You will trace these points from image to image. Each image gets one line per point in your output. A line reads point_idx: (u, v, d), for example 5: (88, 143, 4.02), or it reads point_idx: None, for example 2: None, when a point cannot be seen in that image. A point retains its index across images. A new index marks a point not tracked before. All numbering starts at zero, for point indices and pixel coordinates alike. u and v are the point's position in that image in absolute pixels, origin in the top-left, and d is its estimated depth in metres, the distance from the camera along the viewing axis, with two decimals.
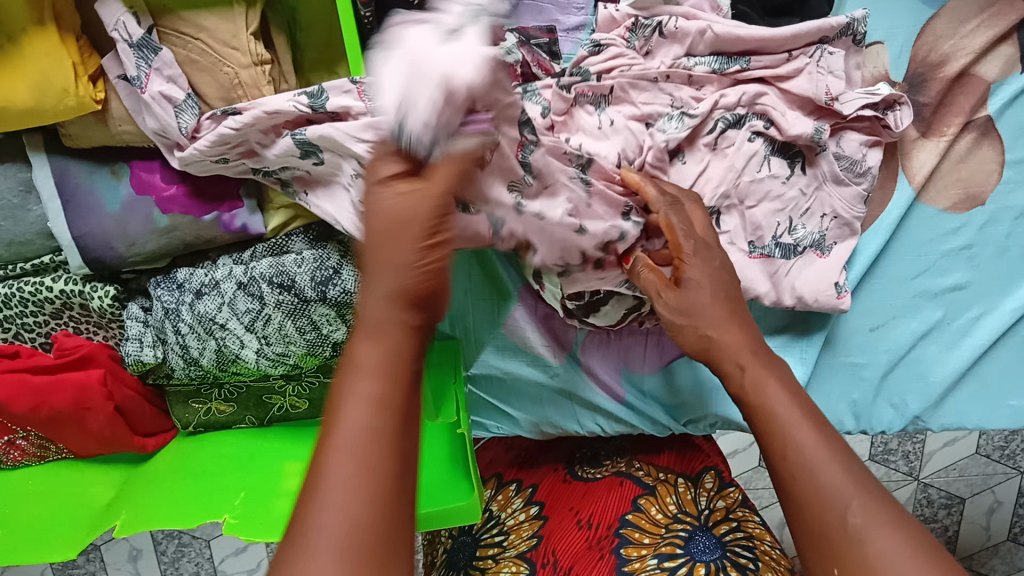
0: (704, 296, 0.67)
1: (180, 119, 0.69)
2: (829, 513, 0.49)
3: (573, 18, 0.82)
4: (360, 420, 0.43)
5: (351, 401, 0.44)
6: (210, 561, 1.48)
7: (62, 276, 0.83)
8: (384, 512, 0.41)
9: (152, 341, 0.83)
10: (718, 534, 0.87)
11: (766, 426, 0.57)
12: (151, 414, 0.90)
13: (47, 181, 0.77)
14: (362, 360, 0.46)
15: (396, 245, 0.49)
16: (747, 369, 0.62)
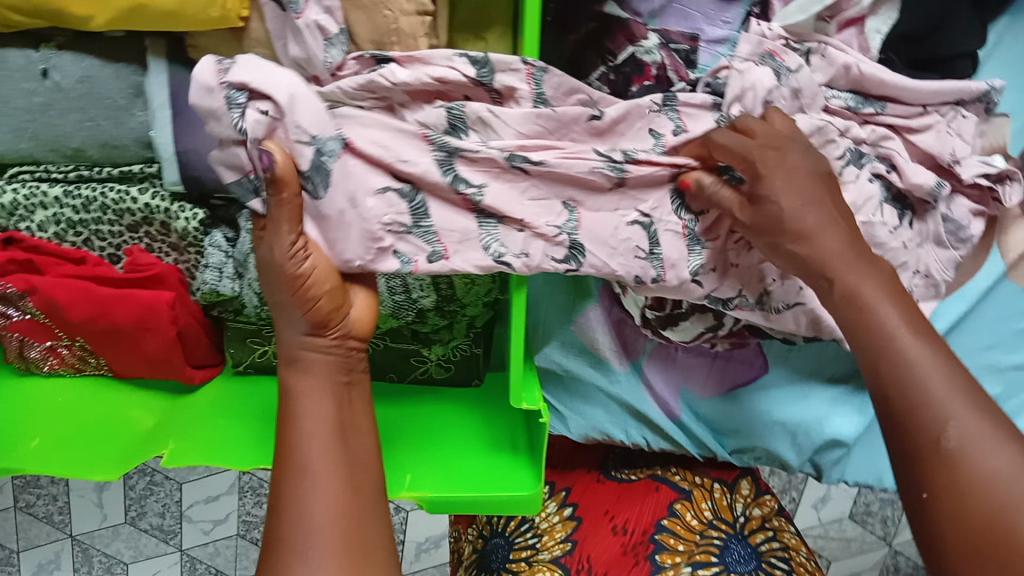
0: (796, 203, 0.68)
1: (328, 54, 0.66)
2: (928, 424, 0.60)
3: (717, 31, 0.80)
4: (312, 430, 0.67)
5: (308, 422, 0.67)
6: (178, 507, 1.41)
7: (149, 189, 0.80)
8: (359, 489, 0.67)
9: (232, 273, 0.81)
10: (753, 543, 0.94)
11: (859, 317, 0.66)
12: (206, 346, 0.88)
13: (162, 88, 0.74)
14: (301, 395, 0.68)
15: (280, 292, 0.66)
16: (836, 282, 0.67)
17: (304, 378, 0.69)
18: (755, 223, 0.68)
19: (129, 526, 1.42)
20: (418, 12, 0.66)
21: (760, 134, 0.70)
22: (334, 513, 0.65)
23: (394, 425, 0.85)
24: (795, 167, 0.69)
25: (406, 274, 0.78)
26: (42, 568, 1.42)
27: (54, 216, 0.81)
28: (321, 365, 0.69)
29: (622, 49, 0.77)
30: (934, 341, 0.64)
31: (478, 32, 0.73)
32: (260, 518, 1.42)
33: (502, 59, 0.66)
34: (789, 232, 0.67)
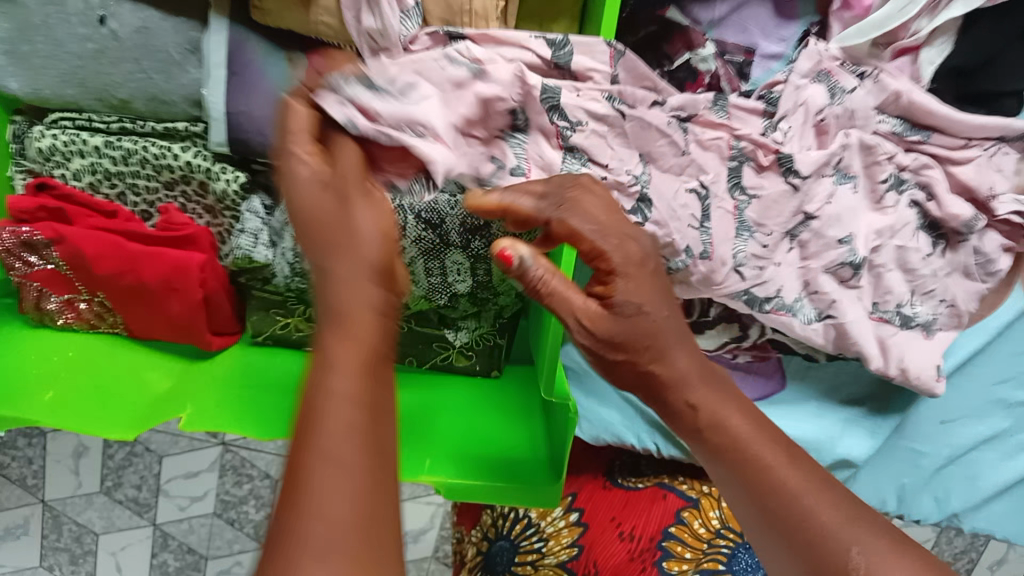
0: (645, 324, 0.58)
1: (404, 25, 0.66)
2: (829, 556, 0.47)
3: (773, 46, 0.81)
4: (345, 406, 0.42)
5: (331, 399, 0.42)
6: (156, 480, 1.28)
7: (192, 148, 0.79)
8: (367, 502, 0.39)
9: (267, 240, 0.79)
10: (759, 553, 0.96)
11: (737, 460, 0.54)
12: (228, 313, 0.86)
13: (220, 47, 0.73)
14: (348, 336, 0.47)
15: (324, 205, 0.54)
16: (697, 407, 0.58)
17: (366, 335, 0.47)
18: (617, 338, 0.58)
19: (103, 496, 1.27)
20: None
21: (614, 260, 0.58)
22: (361, 490, 0.39)
23: (412, 407, 0.85)
24: (654, 270, 0.59)
25: (446, 258, 0.78)
26: (7, 532, 1.26)
27: (92, 165, 0.80)
28: (371, 335, 0.47)
29: (679, 54, 0.79)
30: (823, 483, 0.52)
31: (543, 22, 0.72)
32: (240, 497, 1.29)
33: (582, 42, 0.68)
34: (648, 348, 0.58)
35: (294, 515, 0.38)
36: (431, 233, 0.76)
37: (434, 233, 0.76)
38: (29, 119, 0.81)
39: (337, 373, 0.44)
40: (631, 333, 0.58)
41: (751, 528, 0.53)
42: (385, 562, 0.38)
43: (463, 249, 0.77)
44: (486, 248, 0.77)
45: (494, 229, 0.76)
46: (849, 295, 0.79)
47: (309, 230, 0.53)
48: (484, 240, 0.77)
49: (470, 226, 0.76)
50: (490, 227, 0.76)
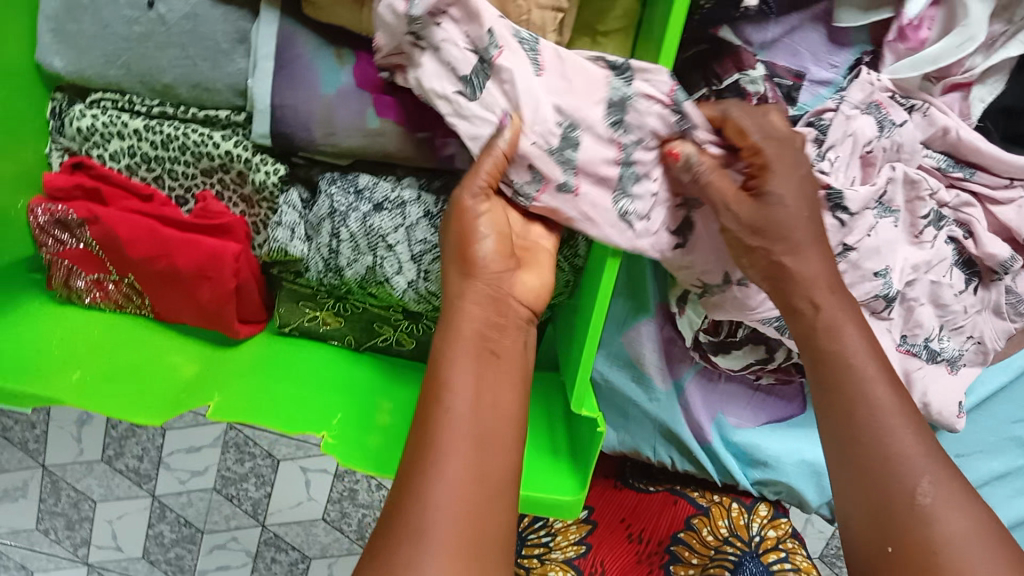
0: (787, 214, 0.65)
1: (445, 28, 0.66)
2: (899, 479, 0.59)
3: (823, 72, 0.81)
4: (460, 418, 0.58)
5: (450, 410, 0.58)
6: (157, 453, 1.25)
7: (233, 137, 0.78)
8: (479, 492, 0.56)
9: (303, 235, 0.79)
10: (766, 563, 0.93)
11: (839, 372, 0.65)
12: (256, 303, 0.86)
13: (270, 38, 0.73)
14: (453, 384, 0.60)
15: (467, 242, 0.66)
16: (819, 309, 0.66)
17: (459, 381, 0.60)
18: (757, 224, 0.65)
19: (103, 465, 1.26)
20: (552, 8, 0.67)
21: (769, 155, 0.65)
22: (463, 477, 0.55)
23: None
24: (802, 176, 0.67)
25: None
26: (6, 493, 1.29)
27: (131, 147, 0.79)
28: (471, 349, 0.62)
29: (728, 74, 0.78)
30: (892, 383, 0.64)
31: (596, 34, 0.73)
32: (240, 475, 1.25)
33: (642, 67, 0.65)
34: (784, 241, 0.65)
35: (416, 516, 0.53)
36: None
37: None
38: (69, 97, 0.80)
39: (435, 486, 0.55)
40: (760, 227, 0.65)
41: (834, 431, 0.64)
42: (486, 542, 0.54)
43: None
44: None
45: None
46: (879, 326, 0.79)
47: (455, 238, 0.66)
48: None
49: None
50: None
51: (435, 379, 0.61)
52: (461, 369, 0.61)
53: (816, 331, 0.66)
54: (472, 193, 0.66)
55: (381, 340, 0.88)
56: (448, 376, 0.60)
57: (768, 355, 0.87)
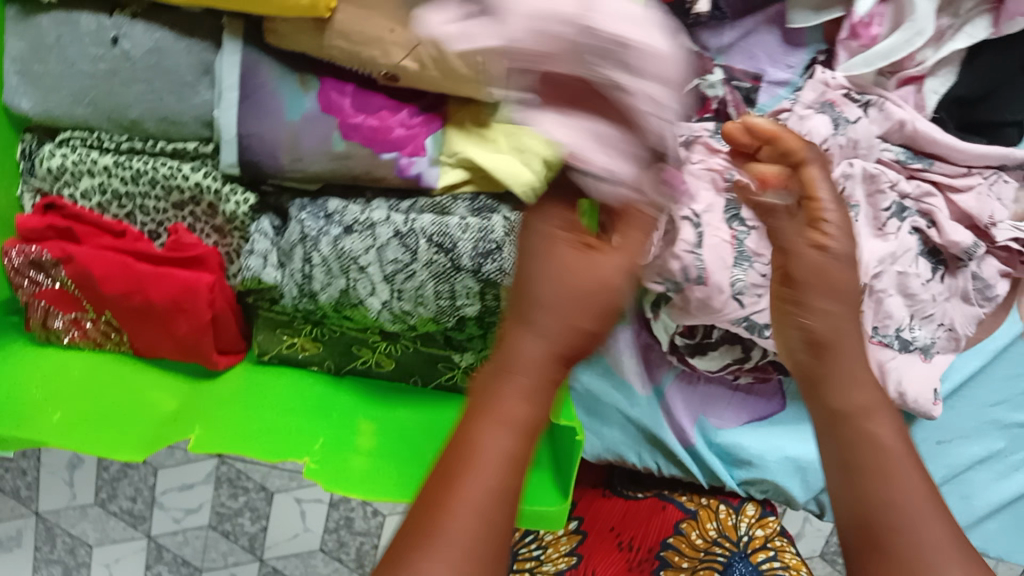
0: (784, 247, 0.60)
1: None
2: None
3: (780, 73, 0.82)
4: (492, 500, 0.43)
5: (477, 477, 0.43)
6: (150, 492, 1.26)
7: (203, 169, 0.79)
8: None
9: (276, 262, 0.80)
10: (755, 562, 0.90)
11: (858, 435, 0.48)
12: (234, 333, 0.87)
13: (234, 68, 0.74)
14: (505, 365, 0.48)
15: (546, 277, 0.51)
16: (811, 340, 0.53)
17: (507, 394, 0.47)
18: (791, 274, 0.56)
19: (97, 507, 1.26)
20: None
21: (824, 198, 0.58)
22: (466, 551, 0.41)
23: (416, 429, 0.86)
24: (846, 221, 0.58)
25: (457, 282, 0.77)
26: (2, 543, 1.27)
27: (102, 184, 0.80)
28: (519, 394, 0.47)
29: (687, 80, 0.80)
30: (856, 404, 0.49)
31: None
32: (235, 510, 1.25)
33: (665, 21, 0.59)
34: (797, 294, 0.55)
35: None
36: (443, 256, 0.76)
37: (446, 257, 0.76)
38: (38, 137, 0.82)
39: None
40: (820, 346, 0.53)
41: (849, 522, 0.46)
42: None
43: (475, 274, 0.76)
44: (498, 272, 0.76)
45: (505, 253, 0.76)
46: None
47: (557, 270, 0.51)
48: (496, 263, 0.76)
49: (482, 249, 0.75)
50: (502, 251, 0.76)
51: (507, 361, 0.49)
52: (513, 385, 0.47)
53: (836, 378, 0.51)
54: (557, 239, 0.53)
55: (360, 363, 0.89)
56: (525, 355, 0.49)
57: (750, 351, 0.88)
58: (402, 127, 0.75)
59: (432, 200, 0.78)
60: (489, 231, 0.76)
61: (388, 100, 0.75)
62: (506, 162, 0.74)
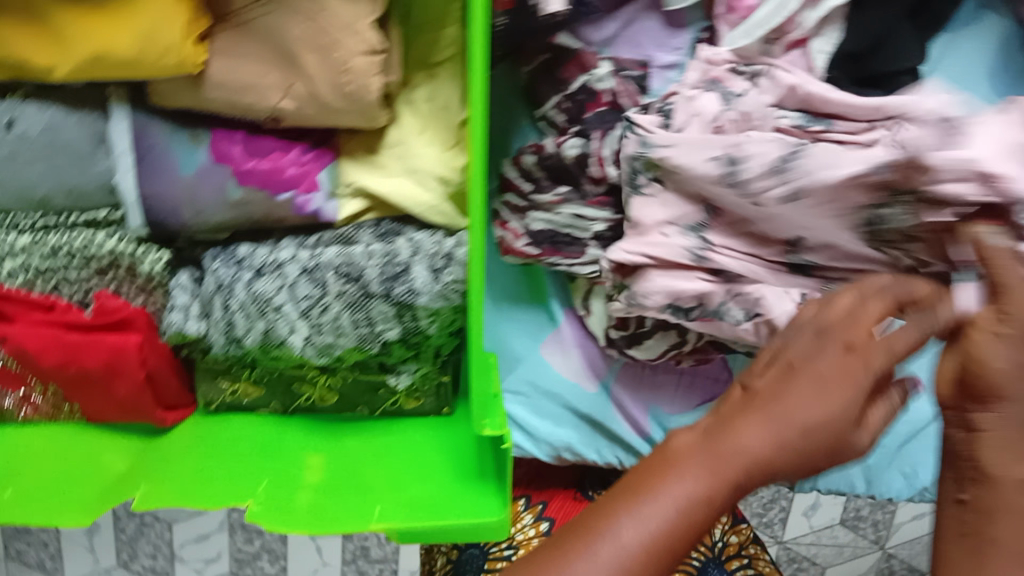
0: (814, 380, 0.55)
1: None
2: None
3: (667, 56, 0.82)
4: (639, 528, 0.49)
5: (632, 515, 0.50)
6: (169, 547, 1.19)
7: (116, 234, 0.81)
8: None
9: (198, 313, 0.82)
10: (728, 569, 0.98)
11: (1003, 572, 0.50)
12: (176, 387, 0.89)
13: (124, 134, 0.75)
14: (677, 456, 0.54)
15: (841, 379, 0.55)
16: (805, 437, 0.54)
17: (669, 480, 0.52)
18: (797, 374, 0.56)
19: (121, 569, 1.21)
20: (370, 52, 0.68)
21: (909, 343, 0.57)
22: None
23: (367, 456, 0.88)
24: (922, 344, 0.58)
25: (371, 308, 0.78)
26: None
27: (23, 264, 0.82)
28: (706, 476, 0.52)
29: (574, 78, 0.80)
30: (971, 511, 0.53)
31: (431, 67, 0.74)
32: (252, 554, 1.20)
33: None
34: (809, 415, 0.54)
35: None
36: (353, 286, 0.77)
37: (355, 286, 0.77)
38: None
39: None
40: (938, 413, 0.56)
41: None
42: None
43: (386, 297, 0.77)
44: (409, 293, 0.77)
45: (413, 273, 0.77)
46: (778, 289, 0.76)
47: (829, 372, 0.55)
48: (405, 285, 0.77)
49: (389, 273, 0.77)
50: (409, 272, 0.77)
51: (724, 452, 0.53)
52: (694, 471, 0.52)
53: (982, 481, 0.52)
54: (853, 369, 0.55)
55: (304, 399, 0.90)
56: (747, 448, 0.53)
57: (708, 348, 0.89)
58: (294, 166, 0.75)
59: (336, 232, 0.79)
60: (393, 255, 0.77)
61: (278, 141, 0.76)
62: (401, 186, 0.76)
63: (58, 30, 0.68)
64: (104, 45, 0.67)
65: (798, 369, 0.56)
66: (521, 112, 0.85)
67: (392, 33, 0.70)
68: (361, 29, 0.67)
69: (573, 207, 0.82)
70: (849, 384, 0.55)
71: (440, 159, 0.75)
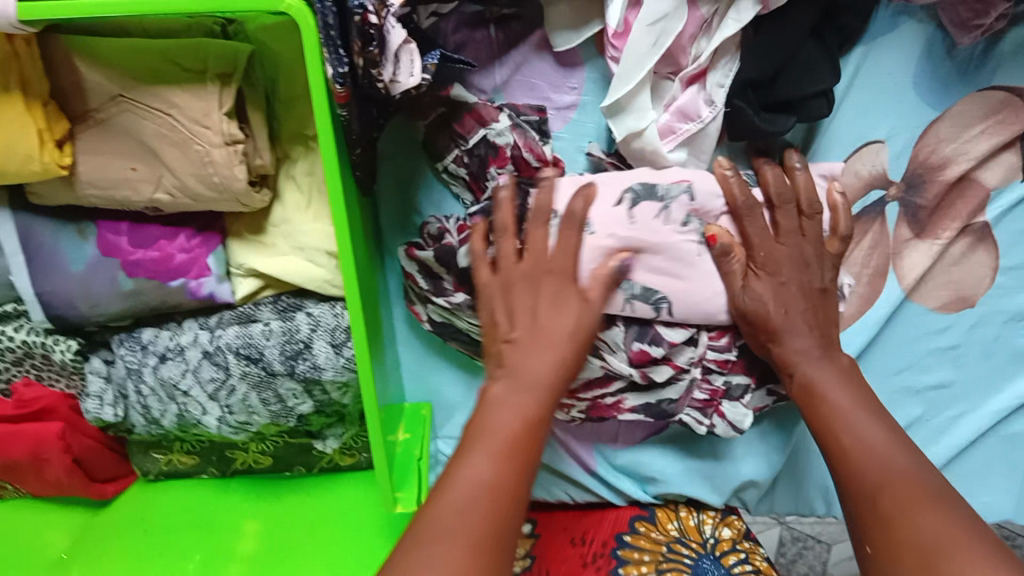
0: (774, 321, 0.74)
1: None
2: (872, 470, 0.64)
3: (565, 97, 0.78)
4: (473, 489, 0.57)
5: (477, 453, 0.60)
6: None
7: (24, 326, 0.80)
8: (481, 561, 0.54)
9: (113, 399, 0.81)
10: (724, 564, 0.87)
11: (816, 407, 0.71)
12: (112, 460, 0.89)
13: (11, 236, 0.74)
14: (501, 402, 0.64)
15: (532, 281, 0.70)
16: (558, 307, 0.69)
17: (495, 416, 0.62)
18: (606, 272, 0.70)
19: None
20: (227, 142, 0.66)
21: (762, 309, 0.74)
22: (462, 534, 0.55)
23: (303, 515, 0.88)
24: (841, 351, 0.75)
25: (278, 386, 0.77)
26: None
27: None
28: (522, 404, 0.63)
29: (472, 132, 0.76)
30: (828, 352, 0.74)
31: (307, 140, 0.73)
32: None
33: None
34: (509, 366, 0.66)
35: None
36: (255, 366, 0.76)
37: (256, 367, 0.76)
38: None
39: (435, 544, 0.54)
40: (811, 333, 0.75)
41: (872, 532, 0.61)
42: None
43: (291, 375, 0.76)
44: (312, 369, 0.76)
45: (316, 349, 0.76)
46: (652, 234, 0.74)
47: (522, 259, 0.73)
48: (308, 362, 0.76)
49: (290, 352, 0.76)
50: (311, 349, 0.76)
51: (481, 430, 0.61)
52: (490, 434, 0.61)
53: (762, 336, 0.75)
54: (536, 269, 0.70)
55: (240, 463, 0.89)
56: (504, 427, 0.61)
57: (676, 376, 0.81)
58: (182, 252, 0.74)
59: (236, 312, 0.78)
60: (293, 332, 0.76)
61: (163, 228, 0.74)
62: (291, 264, 0.75)
63: None
64: None
65: (533, 309, 0.68)
66: (425, 164, 0.81)
67: (253, 117, 0.68)
68: (213, 122, 0.65)
69: (467, 316, 0.81)
70: (579, 319, 0.68)
71: (326, 233, 0.73)
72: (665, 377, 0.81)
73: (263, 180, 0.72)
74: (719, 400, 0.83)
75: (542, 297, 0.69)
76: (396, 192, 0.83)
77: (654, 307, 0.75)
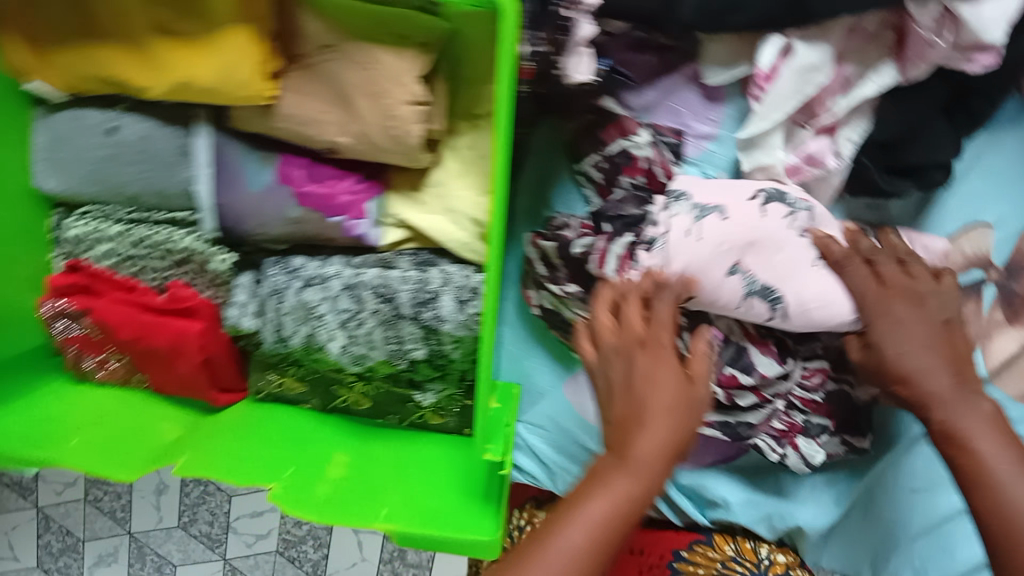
0: (916, 353, 0.76)
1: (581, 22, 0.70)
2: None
3: (703, 127, 0.87)
4: (562, 556, 0.60)
5: (569, 526, 0.61)
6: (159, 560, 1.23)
7: (193, 233, 0.92)
8: None
9: (253, 310, 0.92)
10: None
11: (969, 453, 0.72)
12: (233, 373, 0.99)
13: (205, 149, 0.86)
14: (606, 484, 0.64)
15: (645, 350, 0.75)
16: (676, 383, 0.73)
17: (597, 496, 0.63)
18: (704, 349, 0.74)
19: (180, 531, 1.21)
20: (414, 102, 0.77)
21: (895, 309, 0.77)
22: None
23: (388, 465, 0.95)
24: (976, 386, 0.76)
25: (402, 327, 0.87)
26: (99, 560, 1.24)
27: (114, 249, 0.94)
28: (626, 483, 0.64)
29: (613, 141, 0.85)
30: (967, 397, 0.74)
31: (475, 118, 0.84)
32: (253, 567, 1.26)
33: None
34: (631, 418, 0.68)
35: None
36: (387, 305, 0.86)
37: (388, 305, 0.86)
38: (67, 210, 0.96)
39: None
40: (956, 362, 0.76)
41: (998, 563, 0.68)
42: None
43: (415, 319, 0.86)
44: (435, 319, 0.85)
45: (442, 302, 0.85)
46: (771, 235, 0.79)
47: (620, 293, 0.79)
48: (432, 311, 0.85)
49: (419, 298, 0.85)
50: (438, 300, 0.85)
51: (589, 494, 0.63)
52: (590, 508, 0.62)
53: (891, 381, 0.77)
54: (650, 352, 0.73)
55: (340, 402, 0.97)
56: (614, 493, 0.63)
57: (760, 404, 0.87)
58: (347, 193, 0.85)
59: (379, 256, 0.88)
60: (426, 282, 0.86)
61: (335, 170, 0.85)
62: (438, 223, 0.85)
63: (151, 57, 0.80)
64: (189, 74, 0.78)
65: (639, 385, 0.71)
66: (564, 166, 0.92)
67: (439, 86, 0.80)
68: (407, 83, 0.76)
69: (576, 307, 0.88)
70: (679, 397, 0.70)
71: (474, 201, 0.83)
72: (748, 404, 0.87)
73: (430, 144, 0.83)
74: (795, 433, 0.89)
75: (634, 365, 0.72)
76: (533, 188, 0.93)
77: (770, 307, 0.79)
